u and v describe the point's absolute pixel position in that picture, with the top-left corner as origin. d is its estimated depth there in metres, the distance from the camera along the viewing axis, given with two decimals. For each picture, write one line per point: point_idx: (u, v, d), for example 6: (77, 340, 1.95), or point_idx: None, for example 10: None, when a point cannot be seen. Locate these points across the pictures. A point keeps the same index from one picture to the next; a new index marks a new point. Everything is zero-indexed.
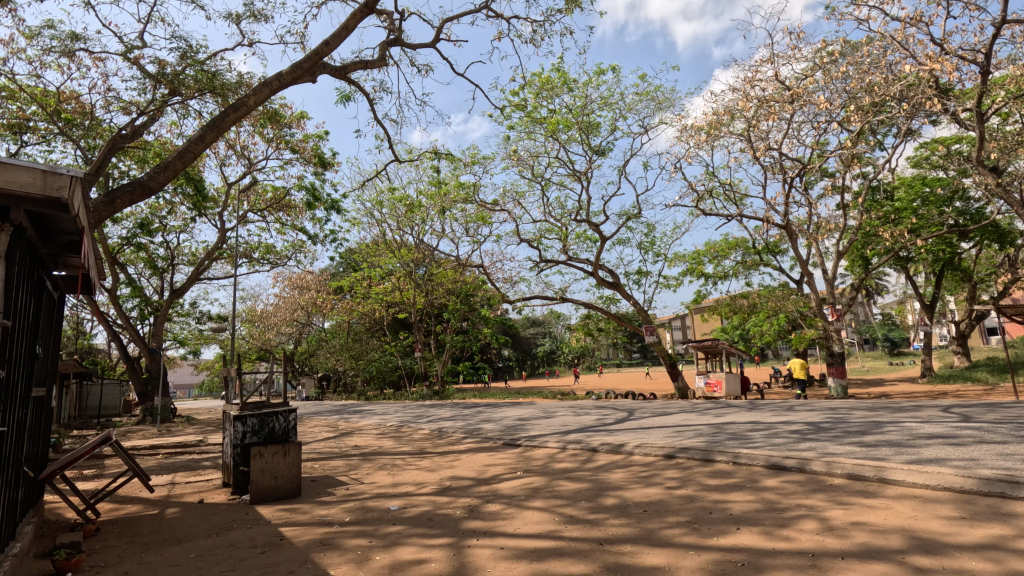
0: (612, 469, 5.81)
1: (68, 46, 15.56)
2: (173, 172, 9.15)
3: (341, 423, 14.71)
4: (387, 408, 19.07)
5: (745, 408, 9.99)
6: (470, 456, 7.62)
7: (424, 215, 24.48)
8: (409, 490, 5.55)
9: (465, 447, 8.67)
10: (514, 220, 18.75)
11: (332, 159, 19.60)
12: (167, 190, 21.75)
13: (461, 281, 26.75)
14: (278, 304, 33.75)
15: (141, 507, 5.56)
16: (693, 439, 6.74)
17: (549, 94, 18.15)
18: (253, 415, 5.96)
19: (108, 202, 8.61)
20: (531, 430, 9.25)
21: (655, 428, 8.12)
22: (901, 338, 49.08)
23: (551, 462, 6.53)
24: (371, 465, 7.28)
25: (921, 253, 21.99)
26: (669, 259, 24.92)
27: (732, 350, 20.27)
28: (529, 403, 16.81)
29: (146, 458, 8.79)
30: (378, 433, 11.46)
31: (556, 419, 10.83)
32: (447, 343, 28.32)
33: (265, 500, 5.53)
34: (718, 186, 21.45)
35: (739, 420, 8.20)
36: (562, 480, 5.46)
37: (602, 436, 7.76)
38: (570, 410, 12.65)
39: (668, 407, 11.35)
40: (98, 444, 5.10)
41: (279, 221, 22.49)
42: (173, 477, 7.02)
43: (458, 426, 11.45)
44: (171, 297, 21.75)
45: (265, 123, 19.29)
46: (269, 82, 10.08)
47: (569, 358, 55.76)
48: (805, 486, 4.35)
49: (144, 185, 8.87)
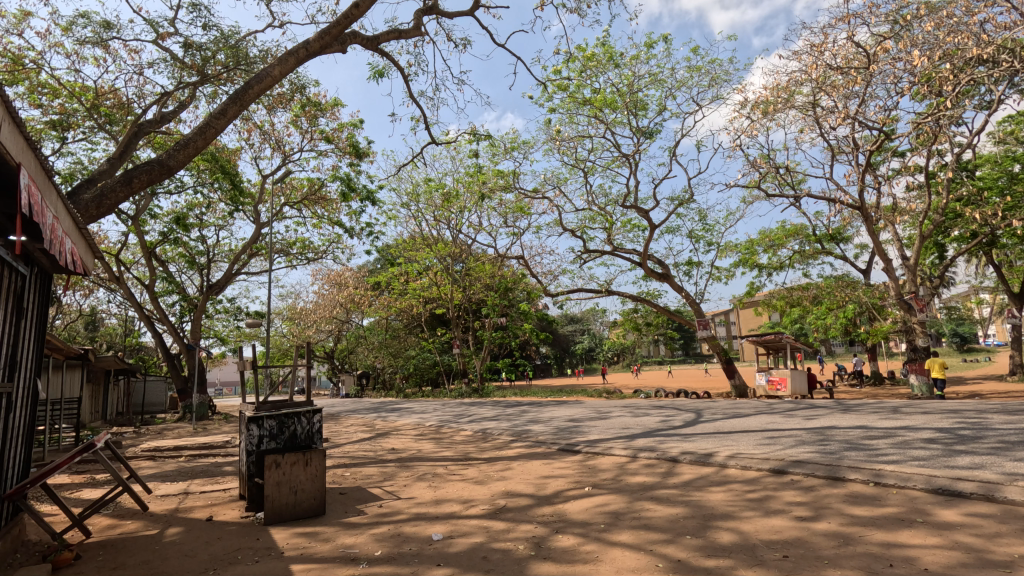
0: (707, 488, 4.60)
1: (101, 36, 15.28)
2: (195, 149, 8.47)
3: (378, 422, 13.88)
4: (426, 407, 18.22)
5: (838, 410, 8.57)
6: (523, 465, 6.54)
7: (461, 206, 23.60)
8: (456, 512, 4.48)
9: (515, 452, 7.60)
10: (556, 209, 17.57)
11: (367, 148, 18.94)
12: (205, 186, 21.57)
13: (499, 274, 25.73)
14: (318, 301, 33.56)
15: (140, 525, 4.70)
16: (799, 448, 5.47)
17: (594, 71, 17.02)
18: (270, 417, 5.09)
19: (124, 182, 7.97)
20: (589, 433, 8.13)
21: (740, 433, 6.88)
22: (972, 334, 45.36)
23: (625, 476, 5.38)
24: (409, 474, 6.31)
25: (1010, 237, 19.61)
26: (721, 249, 23.32)
27: (797, 345, 18.40)
28: (577, 402, 15.72)
29: (167, 461, 7.90)
30: (416, 434, 10.53)
31: (612, 421, 9.63)
32: (486, 340, 27.33)
33: (282, 519, 4.61)
34: (775, 169, 19.78)
35: (844, 425, 6.84)
36: (647, 502, 4.30)
37: (678, 442, 6.58)
38: (625, 410, 11.45)
39: (741, 407, 10.03)
40: (81, 453, 4.22)
41: (315, 215, 22.00)
42: (186, 486, 6.16)
43: (504, 427, 10.41)
44: (208, 292, 21.56)
45: (299, 113, 18.82)
46: (296, 51, 9.27)
47: (609, 356, 54.20)
48: (1012, 524, 3.07)
49: (163, 164, 8.21)
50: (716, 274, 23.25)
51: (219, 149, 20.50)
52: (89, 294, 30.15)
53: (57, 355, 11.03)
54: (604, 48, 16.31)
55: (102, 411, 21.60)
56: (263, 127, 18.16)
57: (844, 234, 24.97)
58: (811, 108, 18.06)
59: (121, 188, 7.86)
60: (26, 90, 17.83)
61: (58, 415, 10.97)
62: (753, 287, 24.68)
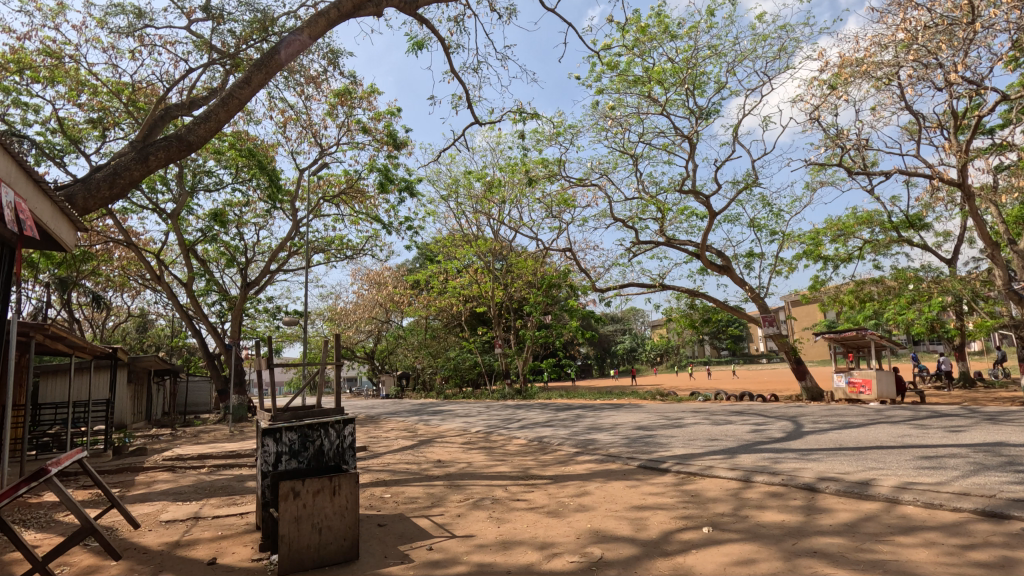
0: (892, 540, 3.21)
1: (135, 27, 14.87)
2: (218, 121, 7.51)
3: (420, 427, 12.83)
4: (469, 410, 17.10)
5: (983, 421, 6.94)
6: (602, 487, 5.26)
7: (503, 197, 22.45)
8: (533, 565, 3.24)
9: (585, 469, 6.31)
10: (605, 198, 16.19)
11: (405, 138, 18.02)
12: (243, 183, 21.15)
13: (542, 270, 24.37)
14: (358, 302, 32.99)
15: (123, 569, 3.65)
16: (994, 478, 4.00)
17: (647, 45, 15.64)
18: (290, 430, 4.06)
19: (140, 160, 7.09)
20: (674, 446, 6.80)
21: (879, 452, 5.41)
22: None
23: (752, 512, 4.03)
24: (462, 498, 5.10)
25: None
26: (786, 239, 21.39)
27: (883, 342, 16.24)
28: (636, 406, 14.36)
29: (188, 472, 6.97)
30: (462, 442, 9.39)
31: (691, 430, 8.23)
32: (528, 340, 25.91)
33: (302, 568, 3.50)
34: (848, 149, 17.92)
35: (1019, 442, 5.30)
36: (814, 561, 2.97)
37: (801, 461, 5.17)
38: (700, 417, 10.00)
39: (847, 415, 8.47)
40: (29, 486, 3.21)
41: (352, 211, 21.35)
42: (198, 508, 5.16)
43: (564, 435, 9.14)
44: (247, 290, 21.10)
45: (334, 102, 18.04)
46: (326, 12, 8.30)
47: (651, 357, 52.13)
48: None
49: (180, 140, 7.22)
50: (778, 267, 21.36)
51: (256, 144, 20.05)
52: (137, 295, 30.55)
53: (86, 354, 10.45)
54: (657, 19, 14.88)
55: (147, 411, 21.44)
56: (299, 119, 17.49)
57: (924, 220, 22.55)
58: (891, 79, 16.11)
59: (135, 167, 6.97)
60: (68, 89, 17.61)
61: (86, 417, 10.31)
62: (818, 280, 22.62)
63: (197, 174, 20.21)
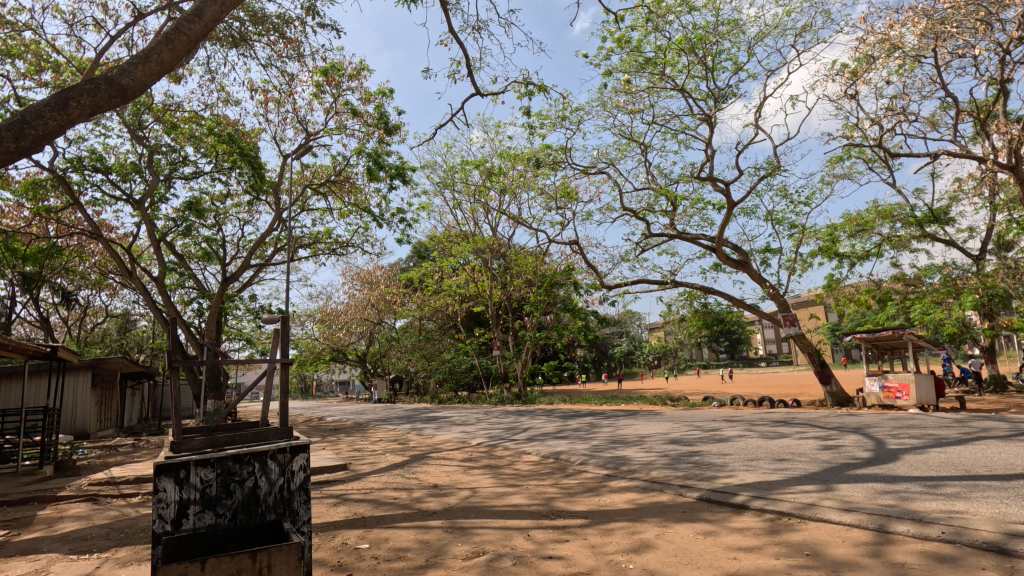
0: None
1: None
2: (163, 61, 5.02)
3: (413, 438, 11.27)
4: (469, 417, 15.50)
5: None
6: (665, 533, 3.78)
7: (502, 188, 20.99)
8: None
9: (627, 501, 4.81)
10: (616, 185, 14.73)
11: (398, 121, 16.55)
12: (223, 172, 19.59)
13: (542, 267, 22.70)
14: (348, 302, 31.33)
15: None
16: None
17: (661, 19, 14.35)
18: (204, 465, 2.57)
19: (54, 106, 4.50)
20: (735, 469, 5.33)
21: None
22: None
23: None
24: (469, 553, 3.58)
25: None
26: (804, 233, 20.00)
27: (922, 343, 14.76)
28: (656, 413, 12.88)
29: (111, 505, 5.38)
30: (463, 459, 7.87)
31: (743, 445, 6.75)
32: (528, 340, 24.33)
33: None
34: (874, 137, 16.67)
35: None
36: None
37: (942, 500, 3.69)
38: (740, 428, 8.54)
39: (930, 427, 7.01)
40: None
41: (340, 202, 19.85)
42: (93, 569, 3.61)
43: (584, 450, 7.64)
44: (224, 287, 19.43)
45: (321, 81, 16.53)
46: None
47: (650, 360, 50.71)
48: None
49: (114, 80, 4.70)
50: (794, 264, 19.95)
51: (237, 130, 18.51)
52: (116, 294, 28.85)
53: (19, 355, 8.85)
54: None
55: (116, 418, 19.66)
56: (281, 102, 16.05)
57: (949, 214, 21.24)
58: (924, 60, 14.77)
59: (52, 111, 4.38)
60: (28, 65, 15.96)
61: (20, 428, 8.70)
62: (834, 278, 21.34)
63: (174, 162, 18.64)
